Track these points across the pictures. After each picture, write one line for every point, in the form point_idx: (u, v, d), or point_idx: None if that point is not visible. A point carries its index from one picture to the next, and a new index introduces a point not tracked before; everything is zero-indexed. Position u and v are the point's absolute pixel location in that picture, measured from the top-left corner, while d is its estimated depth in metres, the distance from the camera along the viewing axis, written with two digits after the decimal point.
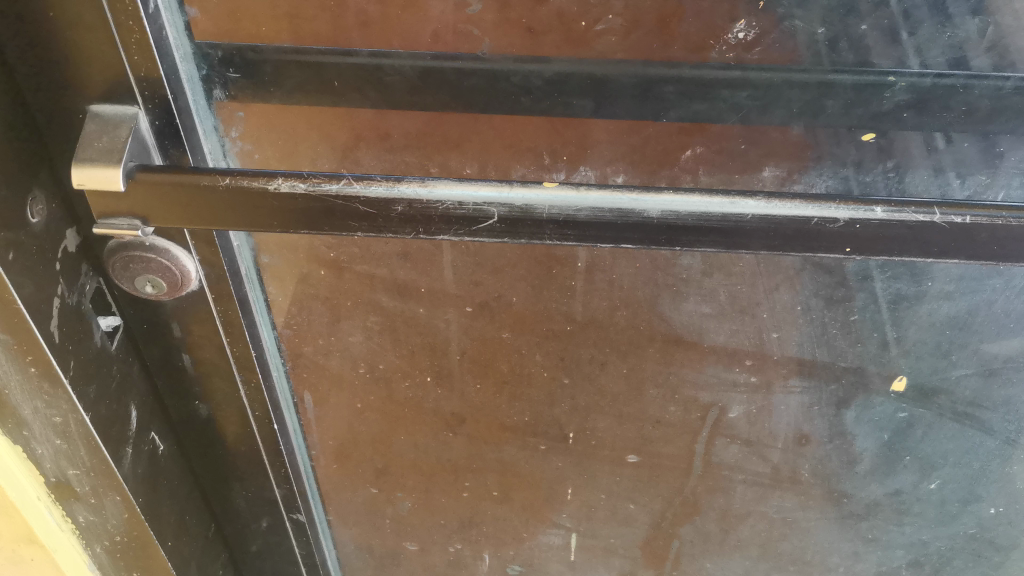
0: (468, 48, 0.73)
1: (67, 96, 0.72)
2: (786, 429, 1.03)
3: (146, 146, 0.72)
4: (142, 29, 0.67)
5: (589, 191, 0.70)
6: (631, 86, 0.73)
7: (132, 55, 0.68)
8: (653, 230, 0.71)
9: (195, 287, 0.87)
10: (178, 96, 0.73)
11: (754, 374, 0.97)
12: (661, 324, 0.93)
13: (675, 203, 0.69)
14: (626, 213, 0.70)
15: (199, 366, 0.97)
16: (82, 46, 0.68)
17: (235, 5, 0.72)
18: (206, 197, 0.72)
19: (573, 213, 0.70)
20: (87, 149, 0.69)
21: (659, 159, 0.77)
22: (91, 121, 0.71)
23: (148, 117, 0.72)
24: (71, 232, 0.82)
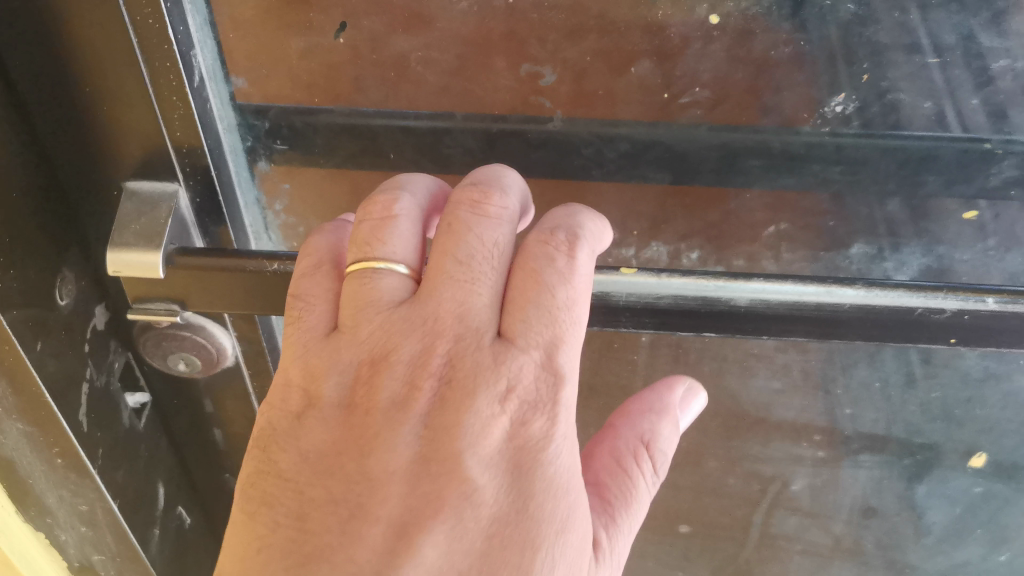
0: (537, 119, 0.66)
1: (102, 169, 0.66)
2: (852, 502, 0.97)
3: (186, 226, 0.67)
4: (186, 104, 0.61)
5: (671, 276, 0.64)
6: (714, 160, 0.67)
7: (175, 131, 0.63)
8: (738, 318, 0.66)
9: (231, 362, 0.81)
10: (221, 170, 0.68)
11: (823, 449, 0.91)
12: (728, 400, 0.87)
13: (766, 291, 0.64)
14: (711, 300, 0.64)
15: (230, 440, 0.91)
16: (119, 121, 0.62)
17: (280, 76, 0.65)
18: (251, 283, 0.67)
19: (653, 301, 0.64)
20: (123, 232, 0.64)
21: (739, 235, 0.72)
22: (128, 200, 0.66)
23: (187, 195, 0.67)
24: (100, 308, 0.76)
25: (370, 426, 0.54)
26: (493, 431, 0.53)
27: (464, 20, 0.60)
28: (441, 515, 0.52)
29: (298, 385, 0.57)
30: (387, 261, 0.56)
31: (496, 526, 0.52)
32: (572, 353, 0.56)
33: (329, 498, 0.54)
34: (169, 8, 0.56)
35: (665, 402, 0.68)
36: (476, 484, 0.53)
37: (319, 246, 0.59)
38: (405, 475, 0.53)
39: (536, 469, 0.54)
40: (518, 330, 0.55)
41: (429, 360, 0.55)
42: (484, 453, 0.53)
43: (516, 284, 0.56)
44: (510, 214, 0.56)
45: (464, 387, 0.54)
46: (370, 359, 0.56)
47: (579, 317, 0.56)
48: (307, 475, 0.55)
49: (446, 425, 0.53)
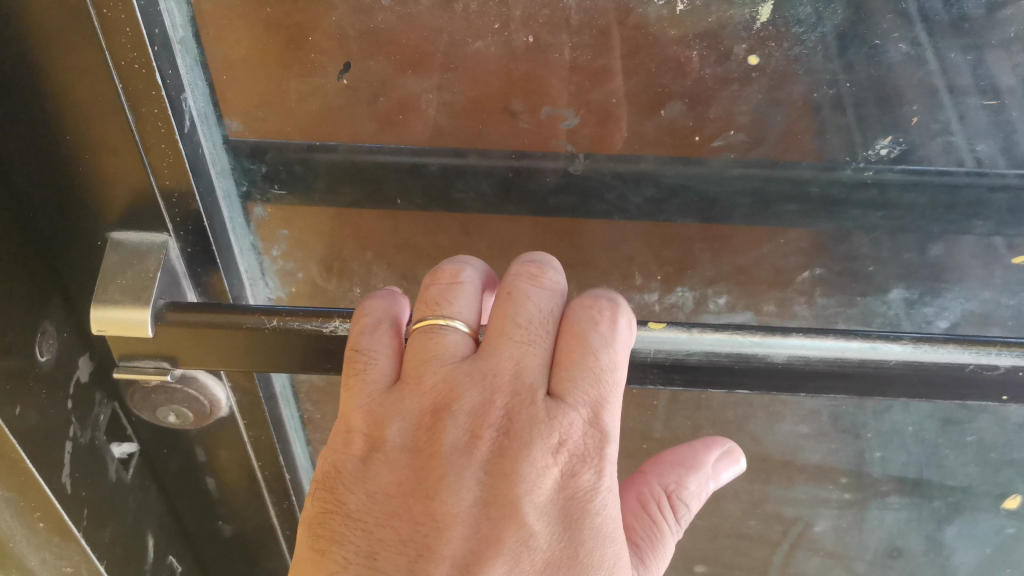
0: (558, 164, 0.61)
1: (85, 219, 0.61)
2: (878, 543, 0.92)
3: (176, 277, 0.63)
4: (176, 150, 0.56)
5: (704, 331, 0.60)
6: (747, 205, 0.62)
7: (164, 180, 0.58)
8: (776, 377, 0.61)
9: (224, 412, 0.77)
10: (214, 217, 0.63)
11: (849, 492, 0.87)
12: (751, 443, 0.82)
13: (804, 346, 0.59)
14: (745, 357, 0.60)
15: (224, 487, 0.86)
16: (103, 170, 0.57)
17: (276, 117, 0.60)
18: (248, 341, 0.62)
19: (684, 358, 0.60)
20: (108, 287, 0.59)
21: (770, 280, 0.67)
22: (113, 252, 0.61)
23: (178, 245, 0.62)
24: (84, 359, 0.71)
25: (427, 471, 0.51)
26: (548, 480, 0.50)
27: (479, 60, 0.55)
28: (498, 554, 0.48)
29: (355, 439, 0.53)
30: (449, 321, 0.53)
31: (553, 572, 0.48)
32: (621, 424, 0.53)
33: (388, 542, 0.50)
34: (157, 52, 0.51)
35: (694, 457, 0.61)
36: (534, 528, 0.49)
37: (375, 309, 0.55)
38: (463, 517, 0.50)
39: (588, 521, 0.50)
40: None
41: (488, 408, 0.51)
42: (542, 496, 0.50)
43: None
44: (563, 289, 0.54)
45: (522, 436, 0.50)
46: (427, 408, 0.52)
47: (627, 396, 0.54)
48: (366, 519, 0.51)
49: (506, 470, 0.50)
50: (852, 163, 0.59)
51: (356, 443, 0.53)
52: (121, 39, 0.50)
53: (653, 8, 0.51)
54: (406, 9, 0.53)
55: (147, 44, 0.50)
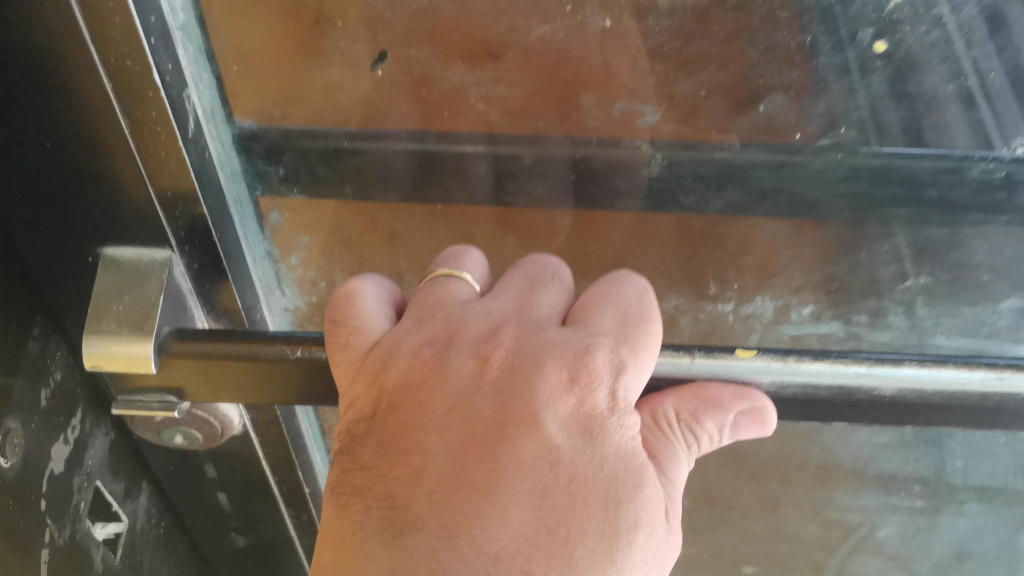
0: (629, 165, 0.52)
1: (74, 231, 0.51)
2: (945, 547, 0.86)
3: (180, 298, 0.54)
4: (180, 154, 0.47)
5: (801, 360, 0.52)
6: (849, 208, 0.53)
7: (165, 192, 0.49)
8: (881, 411, 0.53)
9: (238, 431, 0.68)
10: (224, 229, 0.54)
11: (922, 499, 0.80)
12: (819, 453, 0.75)
13: (918, 378, 0.51)
14: (848, 392, 0.51)
15: (236, 503, 0.78)
16: (89, 178, 0.48)
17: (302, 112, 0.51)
18: (267, 374, 0.53)
19: (777, 391, 0.52)
20: (103, 317, 0.50)
21: (865, 288, 0.58)
22: (107, 273, 0.52)
23: (182, 262, 0.53)
24: (58, 448, 0.59)
25: (427, 398, 0.44)
26: (564, 396, 0.43)
27: (542, 47, 0.48)
28: (519, 473, 0.41)
29: (360, 397, 0.47)
30: (456, 274, 0.50)
31: (580, 485, 0.42)
32: (649, 348, 0.46)
33: (398, 480, 0.43)
34: (154, 45, 0.42)
35: (722, 392, 0.51)
36: (555, 442, 0.42)
37: (367, 286, 0.50)
38: (477, 441, 0.42)
39: (611, 438, 0.43)
40: (583, 321, 0.47)
41: (497, 335, 0.45)
42: (560, 413, 0.43)
43: (586, 296, 0.48)
44: (565, 275, 0.51)
45: (529, 357, 0.44)
46: (427, 343, 0.46)
47: (653, 325, 0.47)
48: (373, 463, 0.44)
49: (518, 390, 0.43)
50: (977, 161, 0.50)
51: (362, 402, 0.47)
52: (111, 31, 0.41)
53: None
54: None
55: (143, 38, 0.41)
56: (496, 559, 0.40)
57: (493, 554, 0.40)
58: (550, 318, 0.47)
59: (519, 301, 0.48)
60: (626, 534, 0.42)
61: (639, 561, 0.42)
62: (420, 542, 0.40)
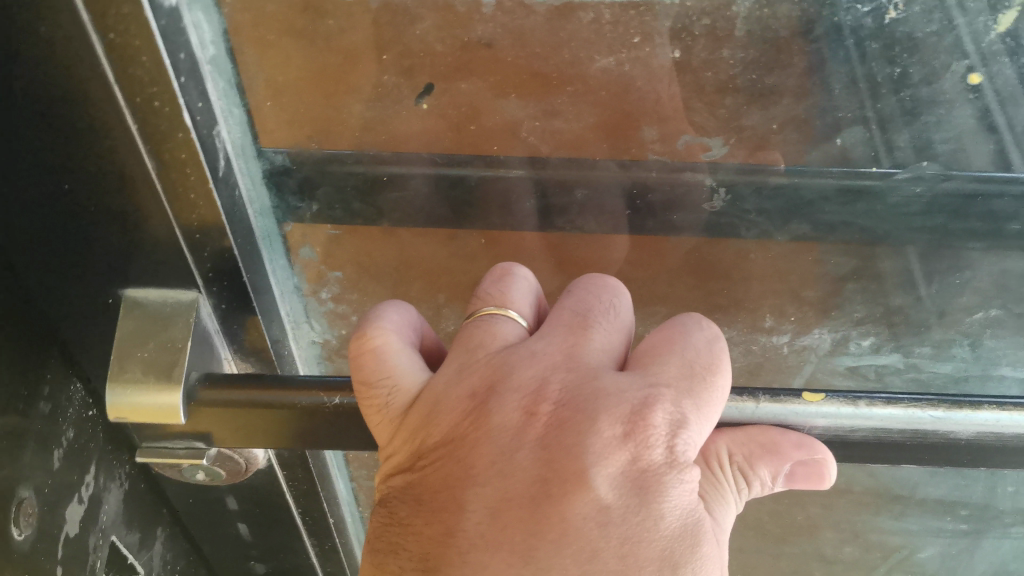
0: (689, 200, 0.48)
1: (92, 275, 0.47)
2: (986, 565, 0.83)
3: (208, 338, 0.51)
4: (209, 197, 0.43)
5: (873, 404, 0.48)
6: (922, 242, 0.50)
7: (193, 233, 0.45)
8: (956, 455, 0.49)
9: (263, 466, 0.64)
10: (254, 268, 0.50)
11: (967, 522, 0.77)
12: (866, 479, 0.72)
13: (997, 422, 0.48)
14: (923, 437, 0.48)
15: (257, 533, 0.75)
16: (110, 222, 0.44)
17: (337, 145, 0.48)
18: (301, 421, 0.50)
19: (846, 437, 0.48)
20: (127, 363, 0.47)
21: (931, 321, 0.55)
22: (130, 316, 0.48)
23: (209, 301, 0.50)
24: (72, 509, 0.56)
25: (468, 454, 0.40)
26: (617, 451, 0.39)
27: (607, 80, 0.44)
28: (562, 539, 0.38)
29: (397, 449, 0.44)
30: (502, 312, 0.45)
31: (632, 549, 0.38)
32: (713, 405, 0.42)
33: (433, 541, 0.40)
34: (183, 84, 0.39)
35: (783, 437, 0.46)
36: (602, 503, 0.38)
37: (388, 330, 0.45)
38: (519, 501, 0.39)
39: (669, 496, 0.39)
40: (643, 366, 0.42)
41: (546, 381, 0.41)
42: (612, 468, 0.38)
43: (649, 338, 0.44)
44: (625, 308, 0.46)
45: (580, 407, 0.40)
46: (468, 392, 0.42)
47: (720, 374, 0.43)
48: (409, 521, 0.42)
49: (565, 446, 0.39)
50: None
51: (399, 453, 0.44)
52: (138, 70, 0.37)
53: (854, 15, 0.41)
54: (516, 20, 0.42)
55: (171, 75, 0.37)
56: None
57: None
58: (604, 361, 0.43)
59: (568, 343, 0.43)
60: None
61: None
62: None
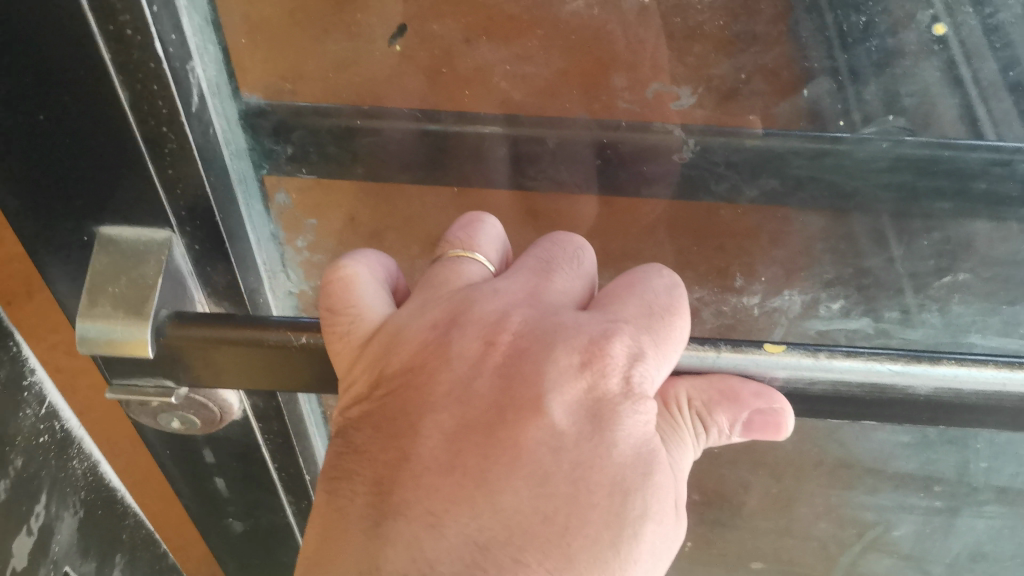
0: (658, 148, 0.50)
1: (70, 211, 0.48)
2: (961, 547, 0.83)
3: (181, 278, 0.52)
4: (181, 133, 0.44)
5: (832, 357, 0.49)
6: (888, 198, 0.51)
7: (165, 168, 0.46)
8: (915, 409, 0.50)
9: (238, 416, 0.66)
10: (228, 212, 0.51)
11: (941, 499, 0.77)
12: (838, 449, 0.73)
13: (956, 378, 0.49)
14: (882, 389, 0.49)
15: (235, 489, 0.76)
16: (85, 156, 0.45)
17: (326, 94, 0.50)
18: (266, 362, 0.51)
19: (805, 388, 0.49)
20: (98, 296, 0.48)
21: (896, 282, 0.56)
22: (102, 253, 0.49)
23: (182, 242, 0.51)
24: (20, 541, 0.58)
25: (426, 382, 0.42)
26: (574, 380, 0.41)
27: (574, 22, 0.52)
28: (518, 460, 0.39)
29: (358, 381, 0.44)
30: (469, 256, 0.46)
31: (585, 473, 0.39)
32: (673, 343, 0.44)
33: (387, 465, 0.41)
34: (156, 13, 0.40)
35: (742, 386, 0.48)
36: (558, 428, 0.40)
37: (360, 264, 0.46)
38: (476, 425, 0.40)
39: (622, 424, 0.41)
40: (603, 307, 0.44)
41: (506, 315, 0.42)
42: (568, 396, 0.41)
43: (610, 284, 0.46)
44: (589, 258, 0.47)
45: (540, 339, 0.42)
46: (430, 325, 0.43)
47: (680, 320, 0.45)
48: (364, 447, 0.42)
49: (522, 374, 0.41)
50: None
51: (359, 385, 0.44)
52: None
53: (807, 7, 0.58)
54: None
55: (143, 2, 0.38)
56: (483, 549, 0.38)
57: (481, 542, 0.38)
58: (564, 303, 0.44)
59: (530, 283, 0.44)
60: (632, 525, 0.40)
61: (645, 552, 0.40)
62: (403, 530, 0.39)
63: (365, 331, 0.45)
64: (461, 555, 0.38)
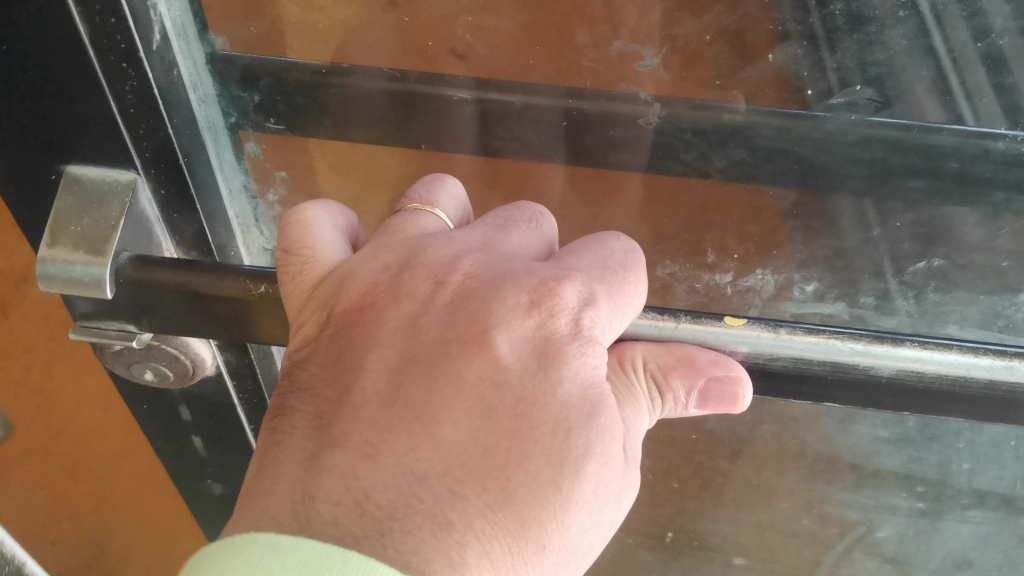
0: (622, 116, 0.58)
1: (35, 150, 0.47)
2: (945, 556, 0.82)
3: (147, 225, 0.51)
4: (140, 71, 0.44)
5: (793, 333, 0.47)
6: None
7: (128, 109, 0.46)
8: (879, 392, 0.48)
9: (211, 372, 0.65)
10: (196, 158, 0.51)
11: (924, 500, 0.77)
12: (820, 442, 0.73)
13: (920, 358, 0.46)
14: (842, 368, 0.47)
15: (213, 449, 0.76)
16: (44, 92, 0.44)
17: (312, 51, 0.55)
18: (226, 309, 0.51)
19: (765, 363, 0.48)
20: (60, 235, 0.48)
21: None
22: (68, 193, 0.48)
23: (148, 186, 0.51)
24: None
25: (372, 319, 0.41)
26: (521, 319, 0.40)
27: None
28: (459, 393, 0.38)
29: (308, 324, 0.43)
30: (428, 210, 0.46)
31: (528, 408, 0.38)
32: (627, 299, 0.43)
33: (330, 401, 0.39)
34: None
35: (701, 353, 0.47)
36: (502, 364, 0.39)
37: (321, 210, 0.46)
38: (418, 359, 0.39)
39: (569, 363, 0.39)
40: (558, 258, 0.43)
41: (457, 259, 0.42)
42: (514, 333, 0.39)
43: (567, 245, 0.45)
44: (548, 228, 0.47)
45: (489, 280, 0.41)
46: (381, 267, 0.42)
47: (638, 283, 0.44)
48: (308, 384, 0.41)
49: (468, 312, 0.40)
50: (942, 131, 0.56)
51: (309, 328, 0.43)
52: None
53: None
54: None
55: None
56: (421, 479, 0.36)
57: (418, 473, 0.36)
58: (520, 254, 0.43)
59: (487, 235, 0.44)
60: (574, 463, 0.38)
61: (588, 493, 0.38)
62: (339, 459, 0.37)
63: (321, 276, 0.44)
64: (397, 484, 0.36)
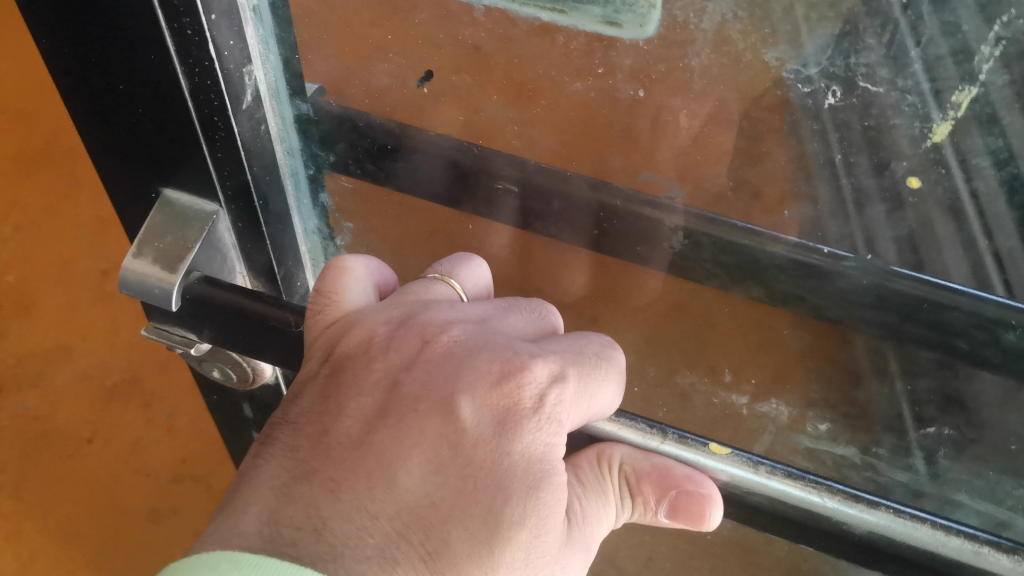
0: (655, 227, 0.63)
1: (139, 168, 0.54)
2: None
3: (222, 249, 0.58)
4: (228, 124, 0.50)
5: (772, 474, 0.49)
6: None
7: (216, 151, 0.52)
8: (849, 547, 0.49)
9: (269, 381, 0.71)
10: (270, 200, 0.58)
11: None
12: None
13: (889, 523, 0.47)
14: (813, 518, 0.48)
15: None
16: (148, 123, 0.50)
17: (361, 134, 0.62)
18: (270, 337, 0.56)
19: (741, 498, 0.49)
20: (144, 248, 0.54)
21: None
22: (161, 212, 0.55)
23: (228, 218, 0.57)
24: None
25: (365, 366, 0.46)
26: (490, 387, 0.44)
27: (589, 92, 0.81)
28: (418, 444, 0.42)
29: (314, 358, 0.49)
30: (445, 281, 0.52)
31: (474, 471, 0.42)
32: (597, 386, 0.47)
33: (309, 438, 0.44)
34: (216, 21, 0.46)
35: (677, 467, 0.49)
36: (463, 424, 0.42)
37: (359, 264, 0.52)
38: (390, 411, 0.43)
39: (524, 435, 0.43)
40: (541, 342, 0.48)
41: (450, 325, 0.47)
42: (480, 400, 0.43)
43: (556, 336, 0.50)
44: (547, 318, 0.52)
45: (472, 348, 0.46)
46: (384, 321, 0.48)
47: (612, 377, 0.49)
48: (297, 418, 0.45)
49: (445, 372, 0.44)
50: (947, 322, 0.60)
51: (313, 362, 0.48)
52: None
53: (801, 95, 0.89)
54: None
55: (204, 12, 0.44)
56: (373, 517, 0.39)
57: (371, 510, 0.40)
58: (513, 333, 0.48)
59: (488, 312, 0.49)
60: (507, 529, 0.41)
61: (518, 561, 0.41)
62: (305, 491, 0.41)
63: (337, 317, 0.50)
64: (352, 518, 0.39)
